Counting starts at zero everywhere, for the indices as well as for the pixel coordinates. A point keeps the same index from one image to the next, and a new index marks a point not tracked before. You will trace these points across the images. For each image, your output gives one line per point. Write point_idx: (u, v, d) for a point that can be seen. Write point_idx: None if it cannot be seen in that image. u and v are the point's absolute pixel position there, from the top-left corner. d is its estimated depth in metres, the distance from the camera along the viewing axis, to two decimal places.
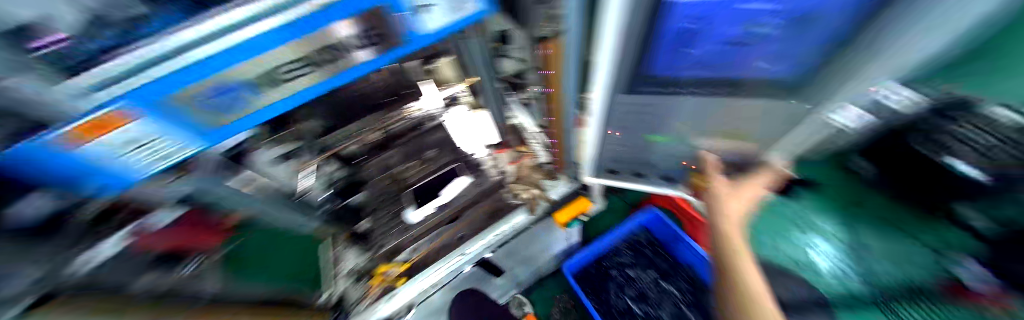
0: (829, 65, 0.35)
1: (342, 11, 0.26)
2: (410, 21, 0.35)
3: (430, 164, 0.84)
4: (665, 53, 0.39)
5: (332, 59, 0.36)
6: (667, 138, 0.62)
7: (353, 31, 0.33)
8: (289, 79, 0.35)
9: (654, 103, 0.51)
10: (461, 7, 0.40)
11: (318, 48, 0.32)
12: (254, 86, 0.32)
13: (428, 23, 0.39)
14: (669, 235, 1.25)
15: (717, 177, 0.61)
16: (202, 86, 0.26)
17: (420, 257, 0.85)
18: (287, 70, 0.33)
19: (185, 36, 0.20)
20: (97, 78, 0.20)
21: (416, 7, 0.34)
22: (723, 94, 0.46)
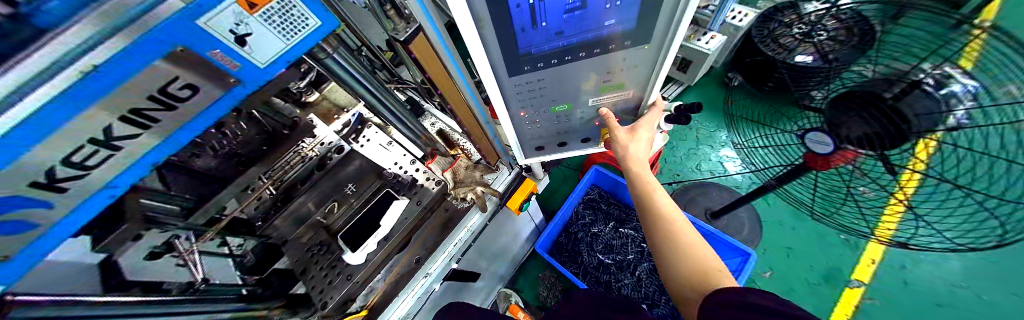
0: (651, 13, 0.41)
1: (107, 78, 0.22)
2: (231, 57, 0.29)
3: (356, 200, 0.81)
4: (517, 29, 0.43)
5: (143, 127, 0.29)
6: (567, 105, 0.66)
7: (150, 90, 0.26)
8: (94, 166, 0.28)
9: (541, 78, 0.55)
10: (298, 29, 0.32)
11: (111, 122, 0.26)
12: (27, 202, 0.27)
13: (258, 55, 0.31)
14: (615, 185, 1.37)
15: (617, 129, 0.67)
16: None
17: (377, 299, 0.76)
18: (80, 161, 0.27)
19: None
20: None
21: (232, 43, 0.28)
22: (590, 55, 0.50)
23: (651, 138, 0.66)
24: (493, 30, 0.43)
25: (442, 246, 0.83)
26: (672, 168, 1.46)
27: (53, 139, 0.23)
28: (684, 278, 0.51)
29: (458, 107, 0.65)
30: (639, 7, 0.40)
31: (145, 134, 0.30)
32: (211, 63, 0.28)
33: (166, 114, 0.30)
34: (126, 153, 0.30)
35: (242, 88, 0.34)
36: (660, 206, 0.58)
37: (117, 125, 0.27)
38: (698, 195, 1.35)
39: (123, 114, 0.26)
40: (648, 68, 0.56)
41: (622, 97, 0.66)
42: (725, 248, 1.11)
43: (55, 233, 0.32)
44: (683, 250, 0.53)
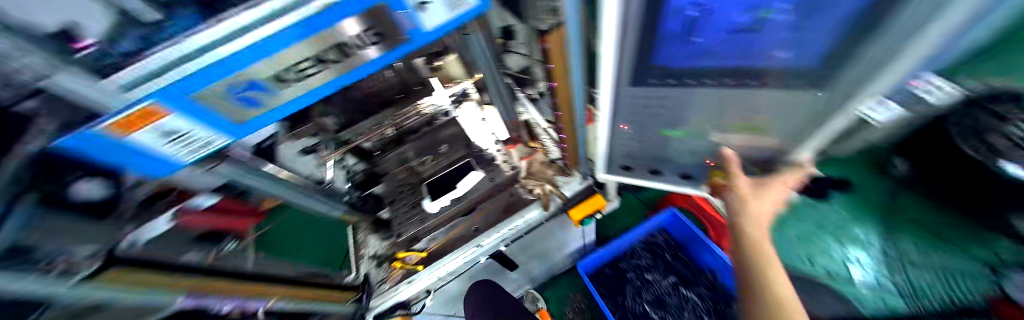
0: (849, 56, 0.35)
1: (346, 12, 0.34)
2: (411, 19, 0.40)
3: (445, 158, 0.91)
4: (666, 41, 0.39)
5: (343, 56, 0.42)
6: (683, 132, 0.61)
7: (357, 30, 0.38)
8: (311, 74, 0.42)
9: (664, 94, 0.51)
10: (459, 3, 0.43)
11: (334, 45, 0.39)
12: (266, 86, 0.39)
13: (426, 20, 0.42)
14: (690, 238, 1.20)
15: (740, 177, 0.59)
16: (217, 86, 0.34)
17: (437, 246, 0.87)
18: (303, 69, 0.40)
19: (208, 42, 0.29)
20: (135, 78, 0.30)
21: (415, 7, 0.39)
22: (739, 85, 0.45)
23: (779, 199, 0.60)
24: (631, 43, 0.40)
25: (494, 229, 0.90)
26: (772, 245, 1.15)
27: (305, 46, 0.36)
28: None
29: (562, 104, 0.65)
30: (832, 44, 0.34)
31: (343, 62, 0.43)
32: (395, 20, 0.40)
33: (361, 50, 0.43)
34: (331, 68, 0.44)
35: (408, 45, 0.46)
36: (782, 288, 0.49)
37: (332, 50, 0.40)
38: None
39: (338, 42, 0.39)
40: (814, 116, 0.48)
41: (757, 142, 0.60)
42: None
43: (265, 115, 0.45)
44: None
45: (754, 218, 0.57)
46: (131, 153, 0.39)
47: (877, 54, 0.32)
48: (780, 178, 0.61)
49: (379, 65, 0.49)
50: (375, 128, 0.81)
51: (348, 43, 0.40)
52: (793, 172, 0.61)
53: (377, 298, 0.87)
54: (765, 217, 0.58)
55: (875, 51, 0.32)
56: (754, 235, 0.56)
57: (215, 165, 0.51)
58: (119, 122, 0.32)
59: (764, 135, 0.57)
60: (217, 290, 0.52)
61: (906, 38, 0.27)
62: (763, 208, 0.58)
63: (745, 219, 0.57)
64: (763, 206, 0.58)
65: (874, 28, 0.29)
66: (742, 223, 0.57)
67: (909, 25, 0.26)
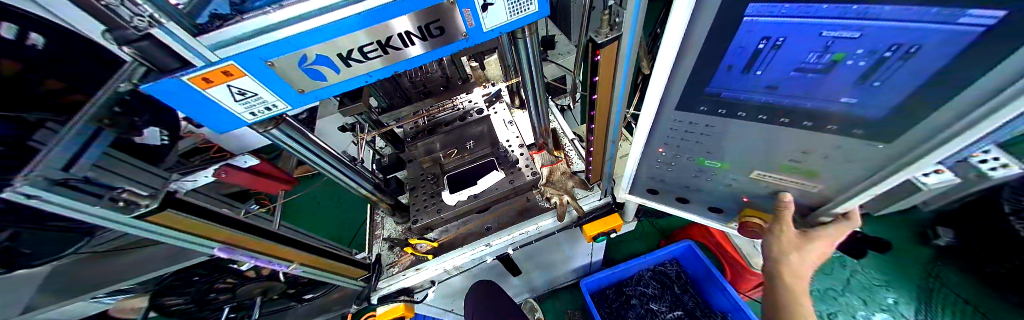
0: (918, 113, 0.34)
1: (411, 5, 0.36)
2: (473, 17, 0.42)
3: (468, 154, 0.93)
4: (725, 71, 0.39)
5: (401, 46, 0.43)
6: (720, 164, 0.60)
7: (421, 23, 0.40)
8: (371, 58, 0.43)
9: (708, 122, 0.50)
10: (521, 9, 0.43)
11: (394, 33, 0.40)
12: (332, 64, 0.41)
13: (486, 21, 0.44)
14: (702, 274, 1.17)
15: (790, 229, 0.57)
16: (288, 57, 0.37)
17: (447, 239, 0.88)
18: (366, 53, 0.42)
19: (280, 19, 0.32)
20: (221, 40, 0.33)
21: (480, 6, 0.40)
22: (792, 124, 0.44)
23: (823, 252, 0.57)
24: (690, 69, 0.40)
25: (505, 231, 0.86)
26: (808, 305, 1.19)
27: (369, 30, 0.37)
28: None
29: (599, 117, 0.64)
30: (904, 99, 0.33)
31: (399, 51, 0.44)
32: (454, 18, 0.41)
33: (419, 42, 0.44)
34: (387, 57, 0.45)
35: (466, 41, 0.47)
36: None
37: (394, 38, 0.41)
38: None
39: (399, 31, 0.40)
40: (873, 168, 0.46)
41: (800, 186, 0.58)
42: None
43: (322, 91, 0.48)
44: None
45: (796, 271, 0.55)
46: (203, 103, 0.42)
47: (951, 115, 0.31)
48: (829, 232, 0.57)
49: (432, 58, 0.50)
50: (417, 115, 0.97)
51: (401, 36, 0.41)
52: (841, 222, 0.57)
53: (384, 279, 0.86)
54: (808, 270, 0.56)
55: (944, 112, 0.32)
56: (795, 289, 0.55)
57: (266, 130, 0.53)
58: (200, 76, 0.36)
59: (808, 179, 0.55)
60: (254, 247, 0.59)
61: (990, 104, 0.27)
62: (807, 263, 0.55)
63: (786, 270, 0.55)
64: (801, 255, 0.55)
65: (953, 90, 0.29)
66: (784, 275, 0.55)
67: (996, 92, 0.26)
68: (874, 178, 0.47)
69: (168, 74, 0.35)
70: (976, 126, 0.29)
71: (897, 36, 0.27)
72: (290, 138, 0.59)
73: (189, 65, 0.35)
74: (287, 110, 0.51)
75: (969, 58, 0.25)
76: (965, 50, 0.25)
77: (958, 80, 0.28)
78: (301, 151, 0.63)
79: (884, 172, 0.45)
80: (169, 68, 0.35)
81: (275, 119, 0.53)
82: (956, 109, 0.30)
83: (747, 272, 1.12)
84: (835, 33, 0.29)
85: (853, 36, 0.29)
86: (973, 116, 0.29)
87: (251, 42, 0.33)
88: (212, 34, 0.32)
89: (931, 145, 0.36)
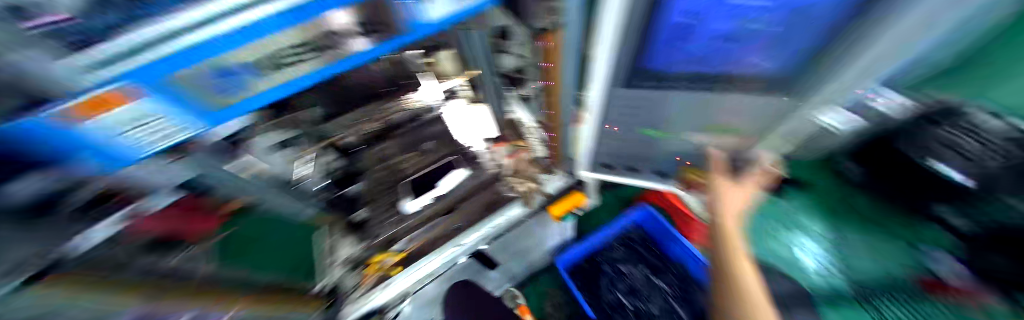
0: (817, 66, 0.38)
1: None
2: (413, 10, 0.36)
3: (427, 156, 0.87)
4: (661, 47, 0.40)
5: (330, 46, 0.36)
6: (661, 133, 0.65)
7: (344, 21, 0.33)
8: (291, 63, 0.35)
9: (650, 97, 0.53)
10: None
11: (321, 33, 0.33)
12: (251, 68, 0.31)
13: (418, 14, 0.37)
14: (660, 231, 1.30)
15: (721, 177, 0.65)
16: (211, 67, 0.25)
17: (415, 247, 0.84)
18: (287, 56, 0.34)
19: (199, 19, 0.20)
20: (122, 53, 0.19)
21: None
22: (719, 89, 0.48)
23: (751, 194, 0.65)
24: (631, 52, 0.41)
25: (473, 227, 0.87)
26: None
27: (292, 33, 0.30)
28: None
29: (550, 103, 0.65)
30: (807, 53, 0.37)
31: (332, 50, 0.37)
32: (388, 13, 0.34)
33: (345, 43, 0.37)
34: (315, 59, 0.37)
35: (410, 35, 0.40)
36: (743, 271, 0.52)
37: (318, 39, 0.34)
38: None
39: (327, 30, 0.34)
40: (778, 120, 0.53)
41: (719, 142, 0.66)
42: None
43: (244, 104, 0.35)
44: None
45: (733, 211, 0.61)
46: (47, 146, 0.26)
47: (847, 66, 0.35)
48: (751, 177, 0.66)
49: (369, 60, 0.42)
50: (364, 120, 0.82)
51: (331, 30, 0.34)
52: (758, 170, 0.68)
53: (353, 302, 0.75)
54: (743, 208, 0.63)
55: (835, 64, 0.36)
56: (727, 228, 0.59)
57: (162, 166, 0.42)
58: (87, 113, 0.22)
59: (728, 135, 0.63)
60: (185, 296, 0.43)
61: (872, 52, 0.31)
62: (738, 202, 0.62)
63: (723, 213, 0.61)
64: (733, 198, 0.62)
65: (841, 42, 0.33)
66: (723, 216, 0.60)
67: (873, 41, 0.29)
68: (780, 126, 0.55)
69: (21, 113, 0.20)
70: (860, 69, 0.34)
71: (801, 0, 0.29)
72: (197, 172, 0.47)
73: (49, 99, 0.20)
74: (198, 131, 0.36)
75: (858, 11, 0.28)
76: (857, 5, 0.27)
77: (847, 34, 0.31)
78: (215, 182, 0.52)
79: (785, 120, 0.52)
80: (19, 108, 0.20)
81: (174, 147, 0.41)
82: (843, 60, 0.35)
83: (692, 220, 1.29)
84: (750, 2, 0.31)
85: (766, 5, 0.30)
86: (858, 63, 0.33)
87: (152, 56, 0.20)
88: (97, 49, 0.18)
89: (826, 93, 0.41)
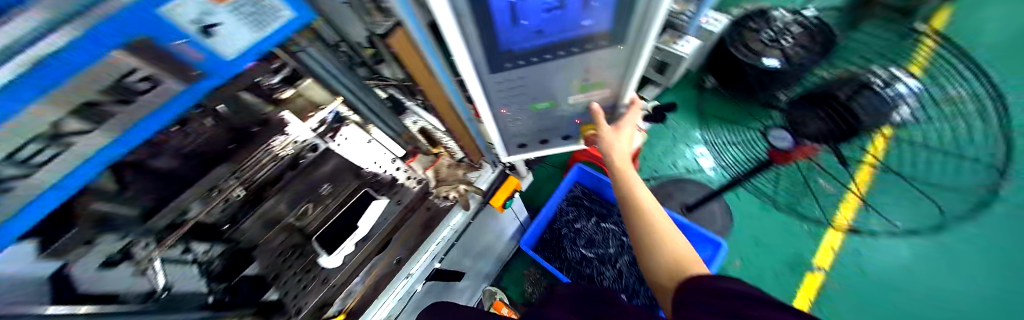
0: (629, 16, 0.42)
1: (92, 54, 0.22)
2: (201, 49, 0.29)
3: (331, 201, 0.76)
4: (499, 25, 0.42)
5: (98, 120, 0.28)
6: (548, 103, 0.70)
7: (106, 83, 0.25)
8: (49, 157, 0.27)
9: (520, 76, 0.56)
10: (267, 21, 0.32)
11: (102, 91, 0.25)
12: None
13: (224, 48, 0.31)
14: (597, 183, 1.44)
15: (604, 127, 0.73)
16: None
17: (356, 303, 0.73)
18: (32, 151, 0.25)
19: None
20: None
21: (198, 32, 0.27)
22: (570, 54, 0.51)
23: (630, 134, 0.74)
24: (478, 31, 0.43)
25: (416, 253, 0.79)
26: (651, 165, 1.53)
27: (49, 100, 0.22)
28: (665, 268, 0.53)
29: (438, 104, 0.68)
30: (616, 9, 0.41)
31: (106, 124, 0.29)
32: (174, 55, 0.28)
33: (125, 108, 0.28)
34: (107, 126, 0.29)
35: (210, 80, 0.34)
36: (641, 202, 0.62)
37: (73, 118, 0.25)
38: (675, 190, 1.43)
39: (112, 84, 0.26)
40: (626, 69, 0.59)
41: (593, 97, 0.70)
42: (700, 238, 1.15)
43: (23, 215, 0.31)
44: (660, 240, 0.56)
45: (619, 153, 0.72)
46: None
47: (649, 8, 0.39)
48: (629, 118, 0.74)
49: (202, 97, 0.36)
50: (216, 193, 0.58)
51: (101, 95, 0.26)
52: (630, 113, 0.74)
53: None
54: (626, 147, 0.73)
55: (640, 10, 0.40)
56: (620, 171, 0.70)
57: None
58: None
59: (598, 89, 0.67)
60: None
61: None
62: (619, 144, 0.72)
63: (615, 156, 0.71)
64: (613, 142, 0.73)
65: None
66: (612, 156, 0.72)
67: None
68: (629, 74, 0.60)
69: None
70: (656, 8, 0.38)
71: None
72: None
73: None
74: None
75: None
76: None
77: None
78: None
79: (632, 68, 0.57)
80: None
81: None
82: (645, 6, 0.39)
83: None
84: None
85: None
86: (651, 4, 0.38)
87: None
88: None
89: (646, 37, 0.47)
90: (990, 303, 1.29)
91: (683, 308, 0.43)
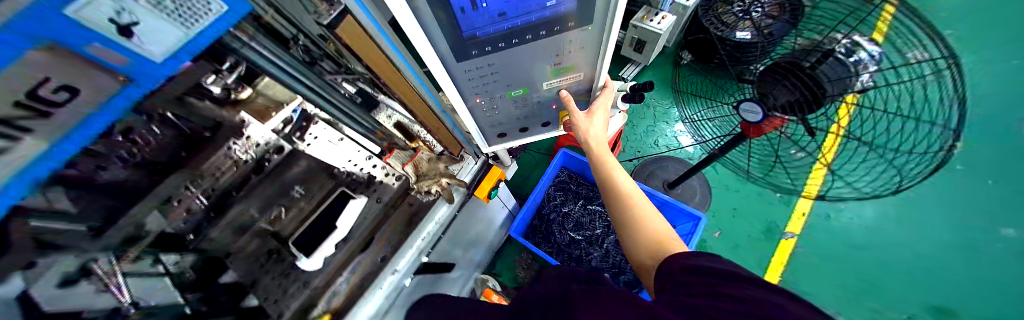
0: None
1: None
2: (120, 53, 0.25)
3: (306, 202, 0.75)
4: (459, 8, 0.39)
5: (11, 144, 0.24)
6: (522, 90, 0.68)
7: (17, 95, 0.22)
8: None
9: (489, 62, 0.55)
10: (197, 15, 0.28)
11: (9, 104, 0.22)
12: None
13: (153, 49, 0.27)
14: (581, 166, 1.46)
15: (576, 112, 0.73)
16: None
17: (341, 303, 0.72)
18: None
19: None
20: None
21: (116, 35, 0.23)
22: (538, 37, 0.49)
23: (605, 117, 0.74)
24: (433, 16, 0.41)
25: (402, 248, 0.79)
26: (634, 145, 1.56)
27: None
28: (645, 250, 0.53)
29: (407, 97, 0.67)
30: None
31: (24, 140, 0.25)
32: (93, 61, 0.24)
33: (42, 122, 0.25)
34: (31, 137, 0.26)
35: (137, 87, 0.30)
36: (619, 185, 0.63)
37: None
38: (658, 169, 1.45)
39: (22, 97, 0.22)
40: (596, 49, 0.57)
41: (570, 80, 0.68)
42: (679, 213, 1.19)
43: None
44: (637, 222, 0.57)
45: (596, 138, 0.72)
46: None
47: None
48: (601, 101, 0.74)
49: (136, 97, 0.32)
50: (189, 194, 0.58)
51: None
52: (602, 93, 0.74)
53: None
54: (602, 131, 0.73)
55: None
56: (600, 154, 0.70)
57: None
58: None
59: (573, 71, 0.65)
60: None
61: None
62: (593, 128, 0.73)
63: (592, 140, 0.72)
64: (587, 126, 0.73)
65: None
66: (589, 141, 0.72)
67: None
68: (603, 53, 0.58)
69: None
70: None
71: None
72: None
73: None
74: None
75: None
76: None
77: None
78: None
79: (603, 46, 0.55)
80: None
81: None
82: None
83: None
84: None
85: None
86: None
87: None
88: None
89: (616, 11, 0.45)
90: (956, 263, 1.38)
91: (665, 290, 0.43)
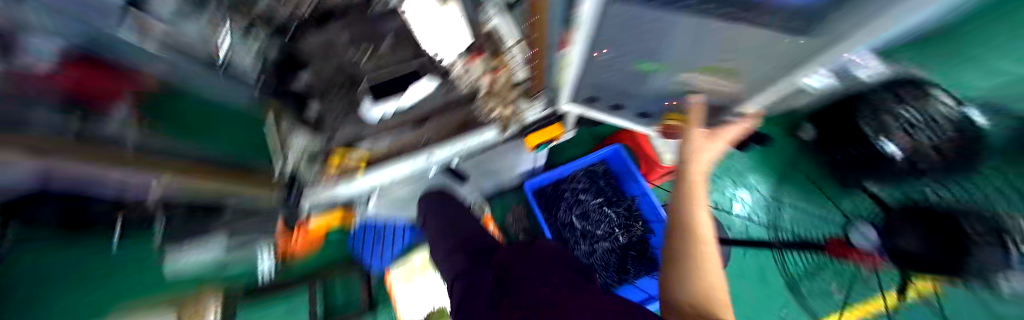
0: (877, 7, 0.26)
1: None
2: None
3: (383, 57, 0.73)
4: None
5: None
6: (657, 66, 0.58)
7: None
8: None
9: (654, 19, 0.40)
10: None
11: None
12: None
13: None
14: (622, 169, 1.49)
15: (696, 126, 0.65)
16: None
17: (377, 155, 0.80)
18: None
19: None
20: None
21: None
22: (737, 18, 0.37)
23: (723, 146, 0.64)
24: None
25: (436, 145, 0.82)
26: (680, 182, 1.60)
27: None
28: (685, 292, 0.40)
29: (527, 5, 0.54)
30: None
31: None
32: None
33: None
34: None
35: None
36: (695, 212, 0.50)
37: None
38: None
39: None
40: (792, 59, 0.46)
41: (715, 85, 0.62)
42: None
43: None
44: (692, 262, 0.43)
45: (700, 155, 0.60)
46: None
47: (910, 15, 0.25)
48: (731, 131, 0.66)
49: None
50: None
51: None
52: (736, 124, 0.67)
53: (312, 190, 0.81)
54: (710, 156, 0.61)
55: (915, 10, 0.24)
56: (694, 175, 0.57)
57: None
58: None
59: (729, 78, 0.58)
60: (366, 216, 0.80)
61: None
62: (705, 146, 0.61)
63: (693, 155, 0.60)
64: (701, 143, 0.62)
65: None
66: (688, 155, 0.60)
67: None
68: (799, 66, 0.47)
69: None
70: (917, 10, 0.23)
71: None
72: None
73: None
74: None
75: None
76: None
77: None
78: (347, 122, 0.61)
79: (800, 63, 0.45)
80: None
81: None
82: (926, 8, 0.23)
83: (656, 164, 1.38)
84: None
85: None
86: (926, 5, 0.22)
87: None
88: None
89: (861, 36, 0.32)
90: None
91: None
